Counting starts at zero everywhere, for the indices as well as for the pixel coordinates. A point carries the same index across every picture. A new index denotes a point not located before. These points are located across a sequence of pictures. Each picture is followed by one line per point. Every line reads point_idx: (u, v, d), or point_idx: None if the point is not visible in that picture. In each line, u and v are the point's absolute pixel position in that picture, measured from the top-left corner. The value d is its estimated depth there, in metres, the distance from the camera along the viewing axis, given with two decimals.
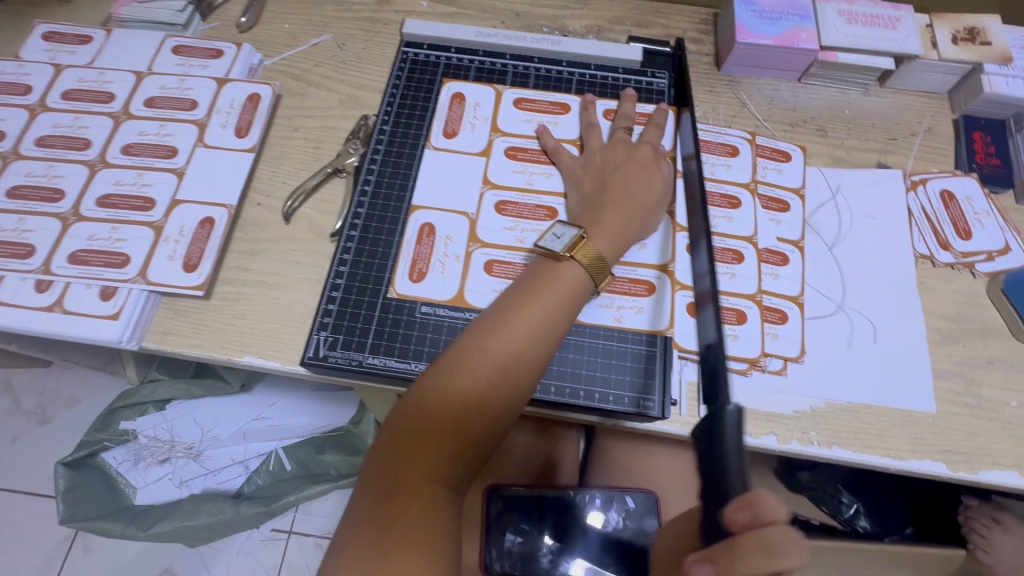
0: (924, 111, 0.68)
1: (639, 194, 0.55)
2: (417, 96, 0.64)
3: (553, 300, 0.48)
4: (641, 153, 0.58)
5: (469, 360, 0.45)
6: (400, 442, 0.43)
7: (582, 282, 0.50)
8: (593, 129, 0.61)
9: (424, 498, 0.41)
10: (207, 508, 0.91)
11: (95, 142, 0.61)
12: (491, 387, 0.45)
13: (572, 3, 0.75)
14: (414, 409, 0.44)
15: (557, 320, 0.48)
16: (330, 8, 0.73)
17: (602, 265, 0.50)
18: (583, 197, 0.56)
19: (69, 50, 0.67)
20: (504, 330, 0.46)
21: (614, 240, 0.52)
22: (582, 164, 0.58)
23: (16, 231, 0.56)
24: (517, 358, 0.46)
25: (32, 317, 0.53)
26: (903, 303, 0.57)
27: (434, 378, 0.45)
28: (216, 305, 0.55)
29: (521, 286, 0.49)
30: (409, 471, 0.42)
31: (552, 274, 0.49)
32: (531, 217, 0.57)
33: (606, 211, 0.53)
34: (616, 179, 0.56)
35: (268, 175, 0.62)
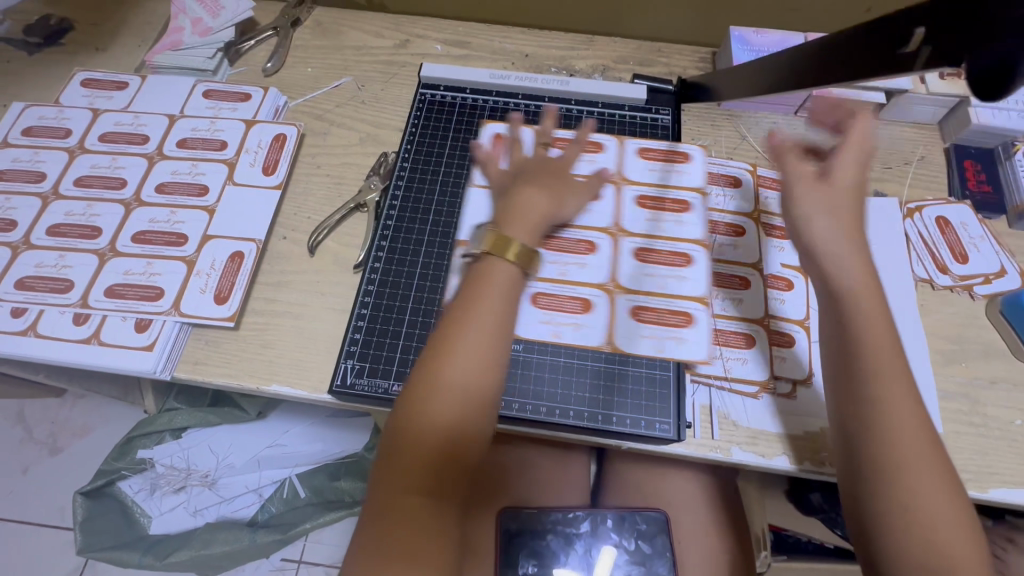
0: (916, 141, 0.71)
1: (529, 189, 0.54)
2: (435, 134, 0.68)
3: (487, 300, 0.47)
4: (544, 159, 0.59)
5: (424, 375, 0.45)
6: (382, 467, 0.44)
7: (501, 270, 0.48)
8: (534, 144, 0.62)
9: (411, 515, 0.42)
10: (223, 536, 0.93)
11: (130, 181, 0.65)
12: (448, 393, 0.44)
13: (578, 45, 0.80)
14: (389, 434, 0.45)
15: (497, 319, 0.47)
16: (350, 52, 0.78)
17: (527, 251, 0.49)
18: (497, 190, 0.57)
19: (106, 96, 0.71)
20: (449, 339, 0.46)
21: (502, 231, 0.51)
22: (505, 169, 0.59)
23: (55, 267, 0.59)
24: (465, 358, 0.45)
25: (71, 349, 0.55)
26: (906, 325, 0.59)
27: (403, 399, 0.46)
28: (245, 335, 0.58)
29: (458, 293, 0.49)
30: (391, 493, 0.43)
31: (482, 272, 0.48)
32: (574, 250, 0.58)
33: (499, 201, 0.53)
34: (511, 177, 0.56)
35: (294, 210, 0.65)
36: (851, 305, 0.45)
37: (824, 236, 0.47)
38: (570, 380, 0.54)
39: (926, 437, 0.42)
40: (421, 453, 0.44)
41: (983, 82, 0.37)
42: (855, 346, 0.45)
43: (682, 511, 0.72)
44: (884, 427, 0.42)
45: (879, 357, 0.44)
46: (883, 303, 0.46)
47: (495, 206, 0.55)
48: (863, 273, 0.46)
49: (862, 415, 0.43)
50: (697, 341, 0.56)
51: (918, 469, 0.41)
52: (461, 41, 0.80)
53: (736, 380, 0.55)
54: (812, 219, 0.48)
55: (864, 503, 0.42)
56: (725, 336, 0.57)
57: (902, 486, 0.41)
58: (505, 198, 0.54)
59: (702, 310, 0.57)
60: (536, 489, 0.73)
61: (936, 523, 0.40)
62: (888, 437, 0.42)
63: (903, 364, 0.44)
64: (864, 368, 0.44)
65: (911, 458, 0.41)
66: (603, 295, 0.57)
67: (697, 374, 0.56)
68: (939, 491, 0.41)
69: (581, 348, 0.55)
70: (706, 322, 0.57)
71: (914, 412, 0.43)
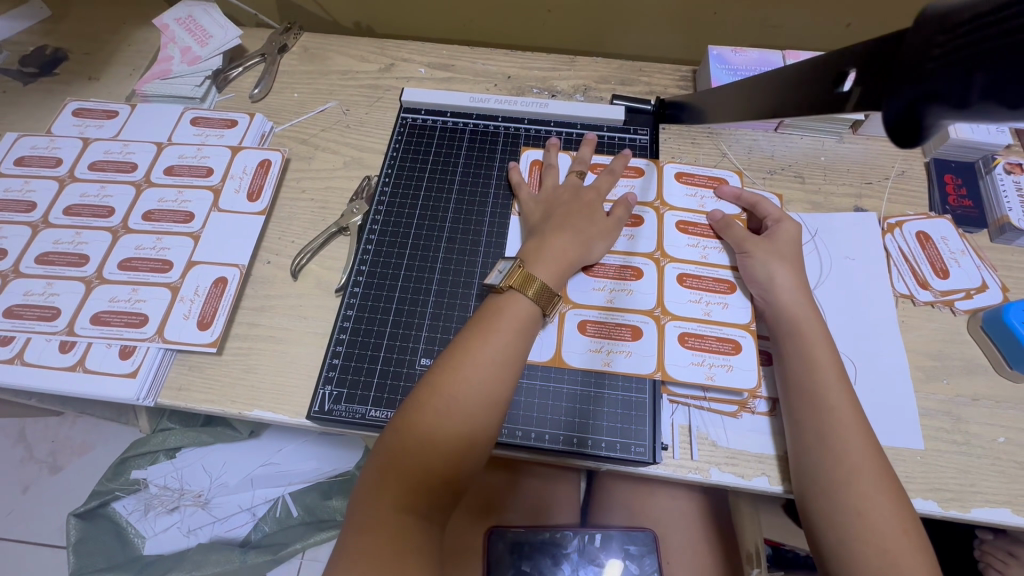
0: (896, 156, 0.71)
1: (581, 225, 0.58)
2: (415, 158, 0.69)
3: (507, 328, 0.51)
4: (589, 197, 0.61)
5: (429, 393, 0.47)
6: (371, 479, 0.45)
7: (524, 306, 0.52)
8: (551, 169, 0.65)
9: (394, 530, 0.42)
10: (215, 558, 0.92)
11: (118, 209, 0.66)
12: (452, 413, 0.46)
13: (560, 65, 0.81)
14: (381, 448, 0.46)
15: (512, 348, 0.50)
16: (335, 77, 0.79)
17: (549, 291, 0.53)
18: (531, 228, 0.61)
19: (97, 124, 0.73)
20: (460, 360, 0.48)
21: (555, 266, 0.55)
22: (538, 200, 0.63)
23: (43, 295, 0.60)
24: (472, 382, 0.47)
25: (56, 377, 0.56)
26: (886, 341, 0.59)
27: (401, 414, 0.47)
28: (227, 360, 0.58)
29: (474, 320, 0.52)
30: (378, 504, 0.43)
31: (498, 305, 0.52)
32: (617, 277, 0.60)
33: (548, 236, 0.57)
34: (560, 214, 0.59)
35: (278, 235, 0.66)
36: (803, 333, 0.53)
37: (777, 277, 0.56)
38: (546, 403, 0.54)
39: (871, 450, 0.47)
40: (416, 468, 0.44)
41: (894, 128, 0.39)
42: (805, 368, 0.51)
43: (670, 529, 0.71)
44: (831, 440, 0.48)
45: (827, 376, 0.51)
46: (827, 336, 0.53)
47: (525, 244, 0.58)
48: (809, 308, 0.55)
49: (816, 434, 0.49)
50: (678, 353, 0.56)
51: (866, 479, 0.46)
52: (445, 64, 0.81)
53: (714, 399, 0.55)
54: (766, 265, 0.57)
55: (821, 519, 0.47)
56: (710, 343, 0.56)
57: (854, 494, 0.46)
58: (537, 239, 0.57)
59: (680, 322, 0.57)
60: (524, 508, 0.72)
61: (883, 530, 0.44)
62: (838, 449, 0.48)
63: (848, 386, 0.51)
64: (816, 388, 0.50)
65: (858, 467, 0.47)
66: (579, 316, 0.57)
67: (675, 394, 0.56)
68: (886, 501, 0.45)
69: (557, 369, 0.55)
70: (685, 335, 0.57)
71: (858, 430, 0.48)
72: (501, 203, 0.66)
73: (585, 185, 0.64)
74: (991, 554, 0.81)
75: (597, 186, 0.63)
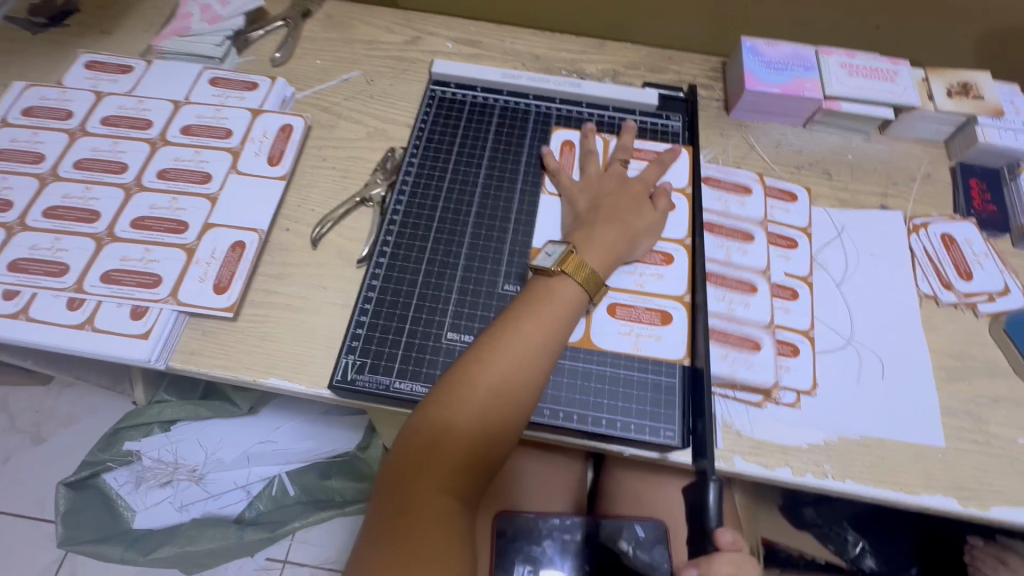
0: (921, 158, 0.72)
1: (630, 217, 0.58)
2: (444, 131, 0.67)
3: (554, 314, 0.50)
4: (635, 188, 0.61)
5: (474, 373, 0.46)
6: (407, 456, 0.43)
7: (572, 292, 0.51)
8: (593, 156, 0.64)
9: (435, 510, 0.41)
10: (209, 533, 0.91)
11: (132, 166, 0.64)
12: (494, 397, 0.45)
13: (589, 49, 0.80)
14: (419, 424, 0.44)
15: (558, 333, 0.49)
16: (360, 46, 0.77)
17: (597, 279, 0.52)
18: (576, 213, 0.59)
19: (111, 79, 0.70)
20: (506, 342, 0.47)
21: (604, 254, 0.55)
22: (582, 186, 0.62)
23: (51, 249, 0.58)
24: (515, 367, 0.46)
25: (63, 335, 0.54)
26: (908, 339, 0.59)
27: (439, 393, 0.46)
28: (243, 327, 0.56)
29: (518, 302, 0.51)
30: (417, 482, 0.42)
31: (546, 288, 0.51)
32: (648, 261, 0.59)
33: (596, 227, 0.56)
34: (608, 205, 0.58)
35: (297, 203, 0.64)
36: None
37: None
38: (576, 384, 0.53)
39: None
40: (458, 448, 0.44)
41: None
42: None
43: (682, 523, 0.69)
44: None
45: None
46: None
47: (570, 231, 0.58)
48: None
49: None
50: None
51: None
52: (472, 40, 0.80)
53: (741, 389, 0.55)
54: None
55: None
56: (732, 342, 0.57)
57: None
58: (583, 228, 0.57)
59: None
60: (531, 496, 0.72)
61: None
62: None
63: None
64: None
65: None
66: (610, 298, 0.57)
67: None
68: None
69: (587, 350, 0.55)
70: None
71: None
72: (531, 180, 0.64)
73: (629, 175, 0.63)
74: (980, 559, 0.80)
75: (638, 177, 0.63)
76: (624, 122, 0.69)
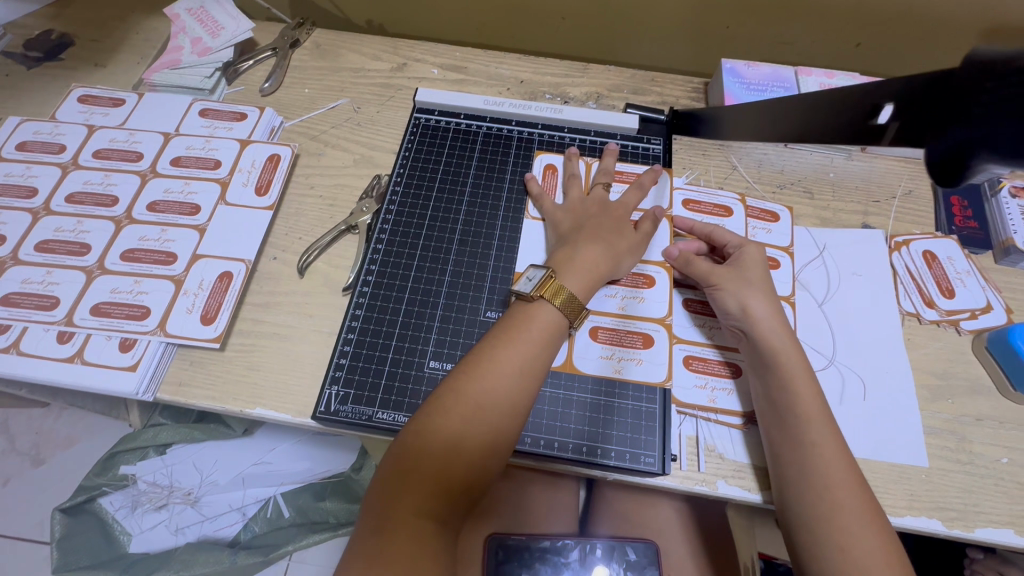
0: (902, 175, 0.72)
1: (612, 240, 0.58)
2: (428, 159, 0.69)
3: (534, 339, 0.50)
4: (616, 212, 0.62)
5: (455, 398, 0.46)
6: (386, 481, 0.44)
7: (551, 316, 0.52)
8: (575, 180, 0.65)
9: (414, 535, 0.41)
10: (203, 559, 0.90)
11: (122, 198, 0.65)
12: (470, 422, 0.46)
13: (572, 72, 0.81)
14: (400, 451, 0.45)
15: (538, 358, 0.50)
16: (347, 74, 0.79)
17: (576, 303, 0.53)
18: (559, 236, 0.60)
19: (103, 112, 0.72)
20: (484, 367, 0.48)
21: (585, 277, 0.55)
22: (564, 210, 0.62)
23: (42, 284, 0.59)
24: (492, 390, 0.47)
25: (53, 368, 0.55)
26: (891, 357, 0.60)
27: (419, 419, 0.46)
28: (230, 357, 0.57)
29: (498, 327, 0.52)
30: (397, 508, 0.42)
31: (526, 313, 0.52)
32: (630, 284, 0.60)
33: (577, 249, 0.57)
34: (589, 227, 0.59)
35: (284, 231, 0.65)
36: (782, 366, 0.51)
37: (753, 307, 0.55)
38: (557, 411, 0.54)
39: (847, 463, 0.47)
40: (437, 474, 0.44)
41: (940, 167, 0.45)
42: (788, 398, 0.50)
43: (670, 541, 0.70)
44: (814, 468, 0.47)
45: (811, 411, 0.49)
46: (808, 370, 0.52)
47: (552, 254, 0.58)
48: (789, 336, 0.54)
49: (797, 469, 0.47)
50: (684, 376, 0.57)
51: (849, 515, 0.45)
52: (457, 66, 0.81)
53: (722, 412, 0.55)
54: (740, 296, 0.55)
55: (796, 446, 0.48)
56: (713, 366, 0.57)
57: (835, 530, 0.44)
58: (564, 251, 0.57)
59: (686, 345, 0.58)
60: (523, 513, 0.71)
61: (869, 568, 0.42)
62: (821, 486, 0.46)
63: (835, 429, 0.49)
64: (800, 422, 0.49)
65: (840, 502, 0.45)
66: (592, 322, 0.58)
67: (684, 405, 0.55)
68: (869, 533, 0.44)
69: (568, 376, 0.55)
70: (690, 358, 0.57)
71: (846, 470, 0.47)
72: (514, 205, 0.65)
73: (611, 198, 0.64)
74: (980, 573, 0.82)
75: (619, 200, 0.63)
76: (606, 146, 0.70)
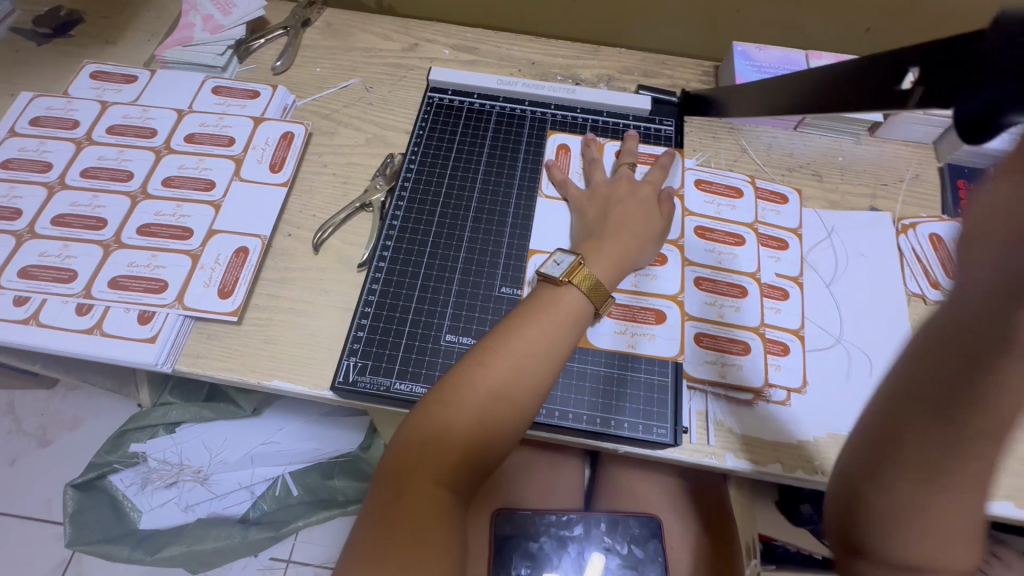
0: (910, 159, 0.73)
1: (638, 225, 0.59)
2: (441, 138, 0.69)
3: (559, 321, 0.51)
4: (641, 194, 0.62)
5: (481, 374, 0.47)
6: (407, 451, 0.45)
7: (576, 301, 0.52)
8: (596, 165, 0.65)
9: (433, 504, 0.43)
10: (213, 533, 0.93)
11: (137, 174, 0.65)
12: (495, 401, 0.47)
13: (584, 54, 0.81)
14: (423, 422, 0.46)
15: (561, 341, 0.50)
16: (359, 54, 0.79)
17: (603, 290, 0.54)
18: (584, 222, 0.60)
19: (115, 88, 0.72)
20: (510, 348, 0.49)
21: (611, 266, 0.56)
22: (588, 195, 0.63)
23: (60, 257, 0.59)
24: (517, 371, 0.48)
25: (72, 339, 0.55)
26: (895, 338, 0.61)
27: (442, 394, 0.47)
28: (247, 330, 0.58)
29: (523, 307, 0.52)
30: (417, 478, 0.43)
31: (552, 296, 0.52)
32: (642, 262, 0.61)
33: (605, 239, 0.57)
34: (616, 213, 0.59)
35: (299, 208, 0.65)
36: None
37: None
38: (572, 384, 0.55)
39: None
40: (459, 447, 0.45)
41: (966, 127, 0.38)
42: None
43: (672, 516, 0.72)
44: None
45: None
46: None
47: (579, 240, 0.59)
48: None
49: None
50: (695, 352, 0.58)
51: None
52: (469, 47, 0.81)
53: (731, 387, 0.56)
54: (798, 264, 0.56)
55: None
56: (722, 343, 0.58)
57: None
58: (592, 238, 0.58)
59: (697, 322, 0.59)
60: (529, 491, 0.73)
61: None
62: None
63: None
64: None
65: None
66: None
67: (695, 380, 0.56)
68: None
69: (582, 350, 0.56)
70: (701, 335, 0.58)
71: None
72: (528, 183, 0.66)
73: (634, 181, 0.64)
74: None
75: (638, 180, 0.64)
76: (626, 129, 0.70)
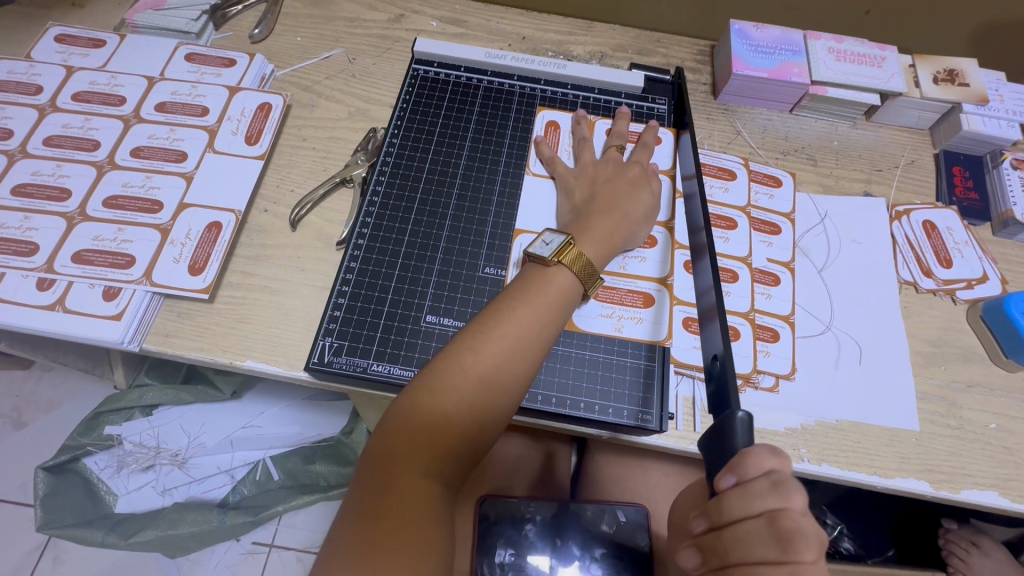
0: (905, 145, 0.72)
1: (627, 206, 0.57)
2: (426, 111, 0.66)
3: (550, 304, 0.49)
4: (630, 174, 0.60)
5: (470, 360, 0.45)
6: (393, 437, 0.43)
7: (567, 282, 0.51)
8: (586, 144, 0.63)
9: (420, 492, 0.41)
10: (191, 517, 0.90)
11: (104, 143, 0.62)
12: (483, 386, 0.45)
13: (577, 30, 0.78)
14: (408, 408, 0.44)
15: (551, 324, 0.49)
16: (342, 24, 0.75)
17: (593, 272, 0.52)
18: (572, 202, 0.58)
19: (81, 53, 0.68)
20: (499, 331, 0.47)
21: (601, 246, 0.54)
22: (576, 174, 0.61)
23: (20, 229, 0.56)
24: (506, 355, 0.46)
25: (32, 315, 0.52)
26: (886, 325, 0.60)
27: (428, 378, 0.45)
28: (219, 309, 0.56)
29: (512, 289, 0.50)
30: (404, 466, 0.41)
31: (542, 277, 0.51)
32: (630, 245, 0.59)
33: (593, 219, 0.55)
34: (604, 193, 0.57)
35: (276, 183, 0.63)
36: None
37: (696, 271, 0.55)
38: (558, 368, 0.53)
39: None
40: (447, 437, 0.43)
41: None
42: None
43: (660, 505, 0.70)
44: None
45: None
46: None
47: (566, 221, 0.57)
48: None
49: None
50: (683, 337, 0.56)
51: None
52: (457, 19, 0.78)
53: None
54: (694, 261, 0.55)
55: None
56: None
57: None
58: (579, 218, 0.56)
59: (687, 307, 0.57)
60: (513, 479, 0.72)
61: None
62: None
63: None
64: None
65: None
66: None
67: (682, 365, 0.55)
68: None
69: (568, 334, 0.55)
70: (690, 320, 0.57)
71: None
72: (515, 161, 0.64)
73: (624, 160, 0.62)
74: (954, 543, 0.87)
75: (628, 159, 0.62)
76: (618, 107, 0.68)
